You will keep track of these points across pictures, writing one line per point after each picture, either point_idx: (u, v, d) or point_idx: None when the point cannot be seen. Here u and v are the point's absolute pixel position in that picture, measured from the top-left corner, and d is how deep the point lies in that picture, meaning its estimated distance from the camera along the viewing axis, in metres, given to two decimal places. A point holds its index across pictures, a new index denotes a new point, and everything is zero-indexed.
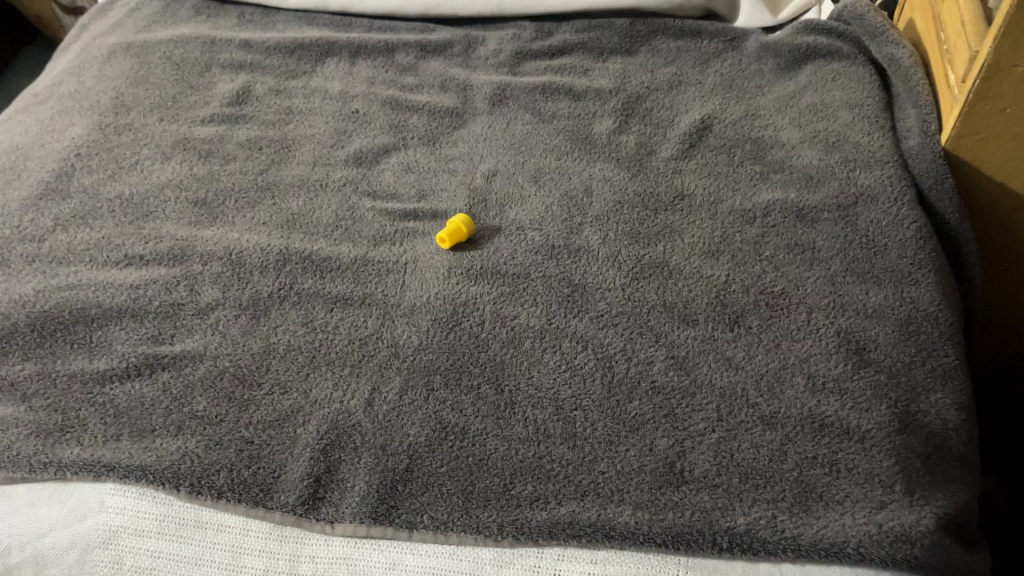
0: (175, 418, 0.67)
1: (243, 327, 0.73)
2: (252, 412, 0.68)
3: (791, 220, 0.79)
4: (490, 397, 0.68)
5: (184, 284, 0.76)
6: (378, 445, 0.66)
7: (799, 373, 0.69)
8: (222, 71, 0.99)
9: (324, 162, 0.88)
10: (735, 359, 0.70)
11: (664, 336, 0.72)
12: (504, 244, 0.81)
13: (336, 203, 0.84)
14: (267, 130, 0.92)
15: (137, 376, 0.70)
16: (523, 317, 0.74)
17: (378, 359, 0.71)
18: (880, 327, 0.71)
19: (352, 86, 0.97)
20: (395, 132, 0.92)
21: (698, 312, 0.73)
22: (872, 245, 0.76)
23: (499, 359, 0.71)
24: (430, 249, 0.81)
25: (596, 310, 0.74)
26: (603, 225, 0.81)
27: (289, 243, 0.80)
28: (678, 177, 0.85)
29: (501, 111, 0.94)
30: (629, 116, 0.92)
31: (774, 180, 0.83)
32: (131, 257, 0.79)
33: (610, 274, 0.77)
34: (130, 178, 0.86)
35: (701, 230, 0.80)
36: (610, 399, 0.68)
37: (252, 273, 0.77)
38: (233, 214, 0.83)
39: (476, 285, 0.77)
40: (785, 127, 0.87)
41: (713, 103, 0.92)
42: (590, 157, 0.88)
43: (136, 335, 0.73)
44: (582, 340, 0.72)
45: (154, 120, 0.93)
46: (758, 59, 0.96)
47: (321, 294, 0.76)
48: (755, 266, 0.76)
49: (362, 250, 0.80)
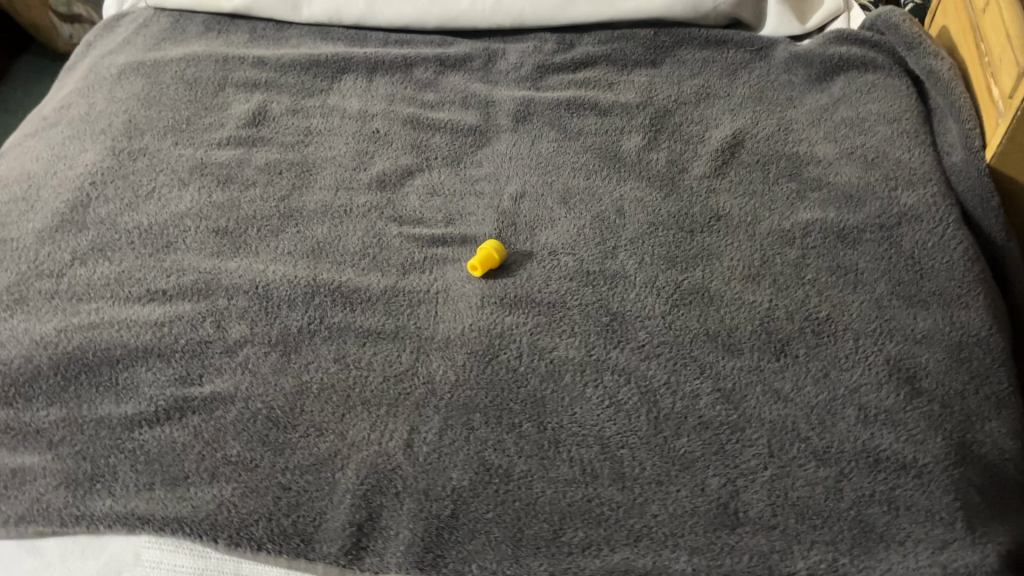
0: (208, 464, 0.65)
1: (273, 365, 0.71)
2: (288, 457, 0.66)
3: (831, 241, 0.77)
4: (533, 435, 0.66)
5: (210, 320, 0.74)
6: (420, 489, 0.63)
7: (851, 405, 0.67)
8: (236, 91, 0.96)
9: (347, 186, 0.86)
10: (783, 391, 0.68)
11: (708, 367, 0.70)
12: (537, 270, 0.78)
13: (362, 229, 0.82)
14: (286, 152, 0.89)
15: (167, 420, 0.68)
16: (562, 348, 0.72)
17: (415, 397, 0.69)
18: (931, 353, 0.69)
19: (371, 104, 0.94)
20: (417, 152, 0.90)
21: (743, 341, 0.71)
22: (918, 266, 0.74)
23: (540, 394, 0.69)
24: (461, 277, 0.78)
25: (637, 340, 0.72)
26: (638, 248, 0.79)
27: (316, 273, 0.78)
28: (713, 196, 0.83)
29: (526, 128, 0.92)
30: (658, 131, 0.89)
31: (812, 198, 0.81)
32: (153, 291, 0.76)
33: (648, 301, 0.75)
34: (148, 207, 0.84)
35: (739, 252, 0.78)
36: (657, 435, 0.66)
37: (280, 307, 0.75)
38: (256, 243, 0.81)
39: (511, 315, 0.75)
40: (820, 142, 0.85)
41: (744, 118, 0.89)
42: (620, 176, 0.86)
43: (164, 376, 0.70)
44: (624, 373, 0.70)
45: (169, 144, 0.90)
46: (788, 69, 0.93)
47: (352, 329, 0.73)
48: (798, 290, 0.74)
49: (392, 279, 0.78)
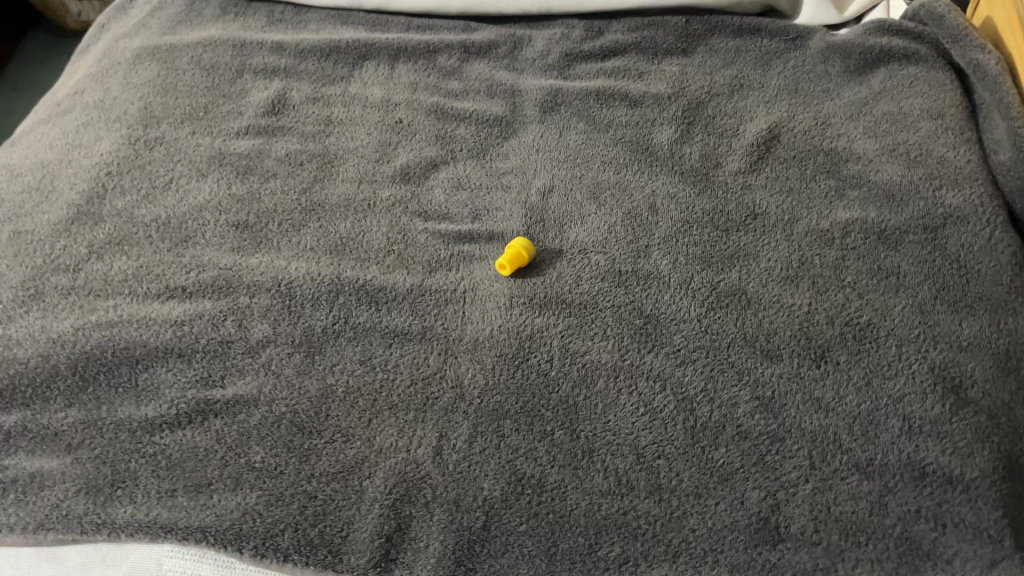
0: (232, 470, 0.64)
1: (297, 367, 0.69)
2: (315, 464, 0.64)
3: (872, 241, 0.75)
4: (566, 444, 0.64)
5: (232, 319, 0.72)
6: (451, 500, 0.62)
7: (894, 415, 0.65)
8: (254, 77, 0.93)
9: (371, 179, 0.83)
10: (824, 400, 0.66)
11: (747, 373, 0.68)
12: (567, 269, 0.76)
13: (386, 224, 0.80)
14: (307, 143, 0.87)
15: (189, 424, 0.66)
16: (594, 352, 0.70)
17: (444, 402, 0.67)
18: (977, 361, 0.66)
19: (394, 93, 0.92)
20: (441, 144, 0.87)
21: (782, 347, 0.69)
22: (963, 270, 0.71)
23: (573, 401, 0.67)
24: (489, 276, 0.76)
25: (672, 344, 0.70)
26: (671, 247, 0.76)
27: (340, 271, 0.75)
28: (748, 193, 0.80)
29: (554, 119, 0.89)
30: (691, 124, 0.86)
31: (852, 197, 0.78)
32: (172, 288, 0.74)
33: (683, 303, 0.72)
34: (166, 199, 0.81)
35: (776, 253, 0.75)
36: (694, 445, 0.64)
37: (303, 306, 0.73)
38: (278, 239, 0.78)
39: (541, 317, 0.72)
40: (859, 137, 0.82)
41: (779, 111, 0.86)
42: (652, 170, 0.83)
43: (184, 378, 0.68)
44: (659, 379, 0.68)
45: (187, 132, 0.87)
46: (824, 60, 0.90)
47: (378, 329, 0.71)
48: (837, 294, 0.72)
49: (417, 277, 0.75)
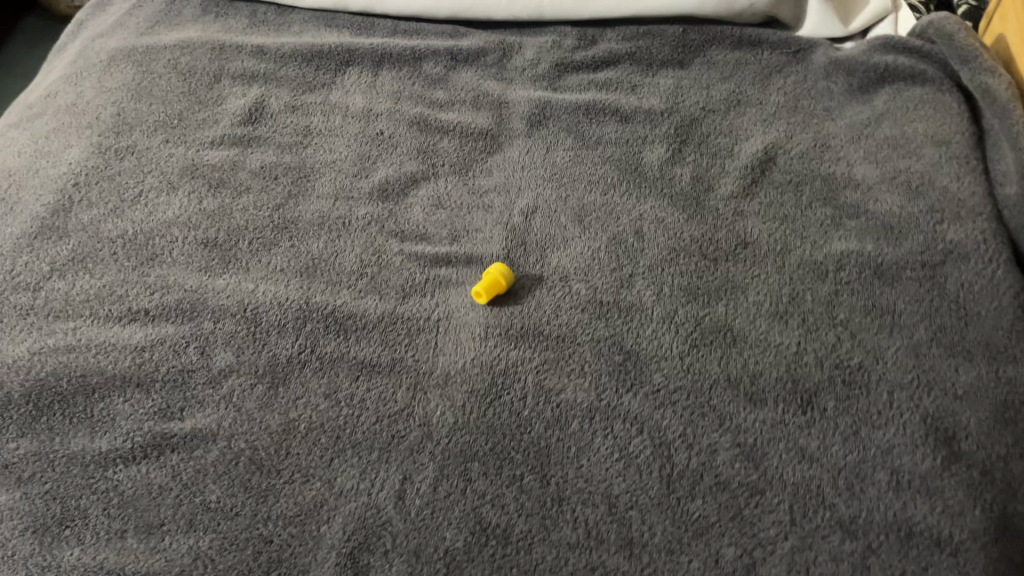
0: (186, 510, 0.61)
1: (260, 399, 0.66)
2: (272, 505, 0.61)
3: (867, 276, 0.71)
4: (535, 491, 0.62)
5: (195, 346, 0.69)
6: (411, 549, 0.59)
7: (882, 468, 0.61)
8: (232, 83, 0.89)
9: (347, 195, 0.80)
10: (809, 450, 0.63)
11: (728, 418, 0.64)
12: (547, 298, 0.73)
13: (360, 245, 0.76)
14: (283, 155, 0.83)
15: (144, 459, 0.64)
16: (570, 391, 0.67)
17: (410, 442, 0.64)
18: (972, 412, 0.63)
19: (376, 102, 0.88)
20: (423, 158, 0.83)
21: (767, 391, 0.66)
22: (962, 312, 0.67)
23: (545, 443, 0.64)
24: (465, 303, 0.73)
25: (651, 384, 0.66)
26: (656, 277, 0.73)
27: (309, 296, 0.72)
28: (740, 220, 0.76)
29: (541, 134, 0.85)
30: (683, 142, 0.83)
31: (849, 227, 0.74)
32: (135, 310, 0.71)
33: (665, 339, 0.69)
34: (133, 214, 0.78)
35: (766, 286, 0.72)
36: (669, 496, 0.61)
37: (269, 334, 0.70)
38: (247, 258, 0.75)
39: (516, 349, 0.69)
40: (859, 162, 0.78)
41: (777, 131, 0.83)
42: (640, 192, 0.79)
43: (142, 409, 0.66)
44: (636, 422, 0.65)
45: (159, 141, 0.84)
46: (827, 76, 0.86)
47: (345, 360, 0.68)
48: (829, 333, 0.68)
49: (390, 304, 0.72)
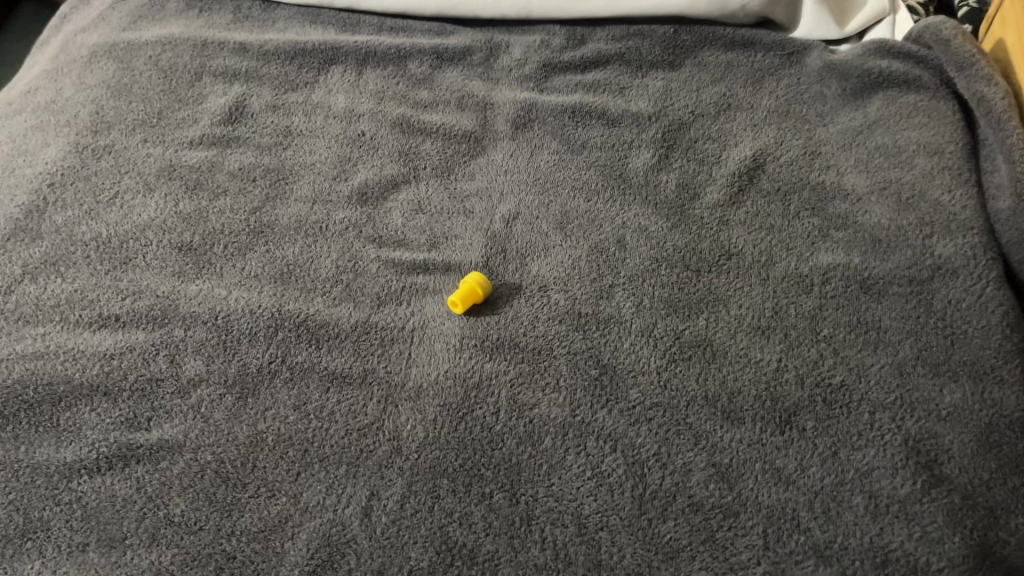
0: (148, 524, 0.60)
1: (228, 410, 0.65)
2: (236, 520, 0.60)
3: (853, 291, 0.69)
4: (504, 509, 0.60)
5: (164, 354, 0.68)
6: (375, 568, 0.58)
7: (860, 492, 0.60)
8: (213, 81, 0.88)
9: (325, 199, 0.79)
10: (785, 472, 0.61)
11: (704, 437, 0.63)
12: (525, 308, 0.71)
13: (336, 251, 0.75)
14: (262, 156, 0.82)
15: (108, 470, 0.63)
16: (543, 406, 0.65)
17: (379, 456, 0.63)
18: (955, 434, 0.61)
19: (358, 102, 0.87)
20: (404, 160, 0.82)
21: (745, 409, 0.64)
22: (949, 330, 0.65)
23: (516, 460, 0.63)
24: (441, 313, 0.71)
25: (627, 400, 0.65)
26: (637, 288, 0.71)
27: (282, 303, 0.71)
28: (725, 229, 0.75)
29: (526, 137, 0.84)
30: (670, 148, 0.81)
31: (836, 239, 0.72)
32: (105, 316, 0.70)
33: (643, 354, 0.67)
34: (108, 216, 0.77)
35: (749, 299, 0.70)
36: (641, 517, 0.60)
37: (240, 342, 0.69)
38: (221, 263, 0.74)
39: (491, 362, 0.68)
40: (849, 171, 0.76)
41: (766, 137, 0.81)
42: (624, 199, 0.78)
43: (108, 419, 0.65)
44: (610, 440, 0.63)
45: (138, 141, 0.83)
46: (821, 80, 0.84)
47: (316, 371, 0.67)
48: (811, 349, 0.67)
49: (364, 312, 0.71)
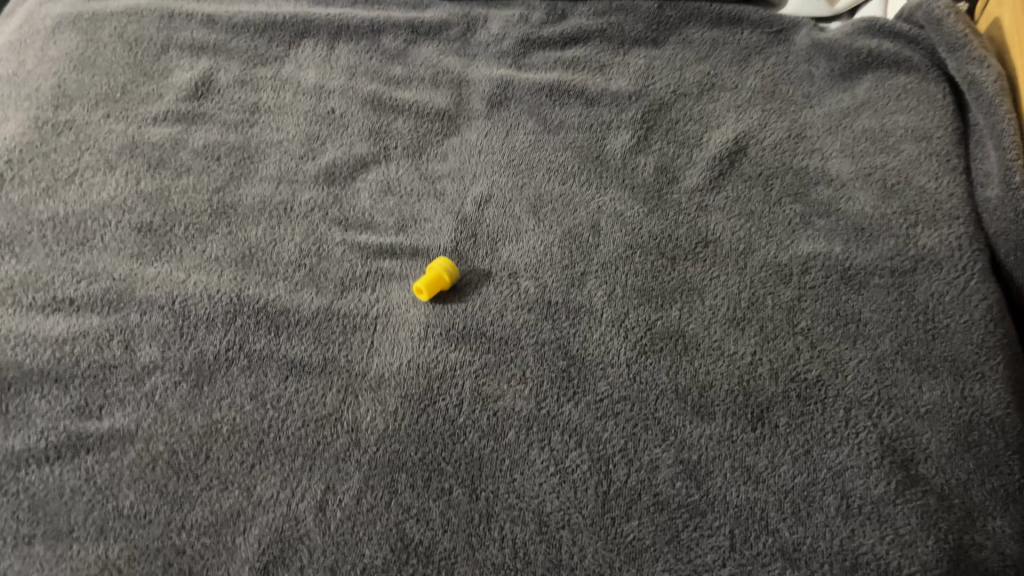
0: (97, 516, 0.58)
1: (183, 399, 0.63)
2: (187, 513, 0.58)
3: (833, 281, 0.67)
4: (464, 506, 0.58)
5: (119, 340, 0.66)
6: (328, 565, 0.56)
7: (832, 492, 0.58)
8: (179, 54, 0.86)
9: (291, 178, 0.76)
10: (755, 470, 0.59)
11: (673, 433, 0.61)
12: (493, 295, 0.69)
13: (300, 234, 0.72)
14: (227, 134, 0.79)
15: (57, 460, 0.61)
16: (508, 398, 0.63)
17: (336, 449, 0.61)
18: (933, 433, 0.59)
19: (329, 78, 0.84)
20: (375, 139, 0.79)
21: (716, 404, 0.62)
22: (930, 324, 0.63)
23: (477, 454, 0.61)
24: (406, 299, 0.69)
25: (595, 393, 0.63)
26: (609, 276, 0.69)
27: (242, 288, 0.69)
28: (703, 215, 0.72)
29: (501, 116, 0.81)
30: (650, 129, 0.78)
31: (817, 226, 0.70)
32: (59, 300, 0.68)
33: (613, 344, 0.65)
34: (66, 194, 0.75)
35: (725, 289, 0.67)
36: (604, 516, 0.58)
37: (197, 328, 0.67)
38: (181, 245, 0.72)
39: (456, 351, 0.66)
40: (834, 155, 0.73)
41: (750, 119, 0.78)
42: (600, 182, 0.75)
43: (59, 407, 0.63)
44: (575, 434, 0.61)
45: (99, 116, 0.80)
46: (808, 59, 0.81)
47: (275, 359, 0.65)
48: (787, 342, 0.64)
49: (327, 298, 0.69)
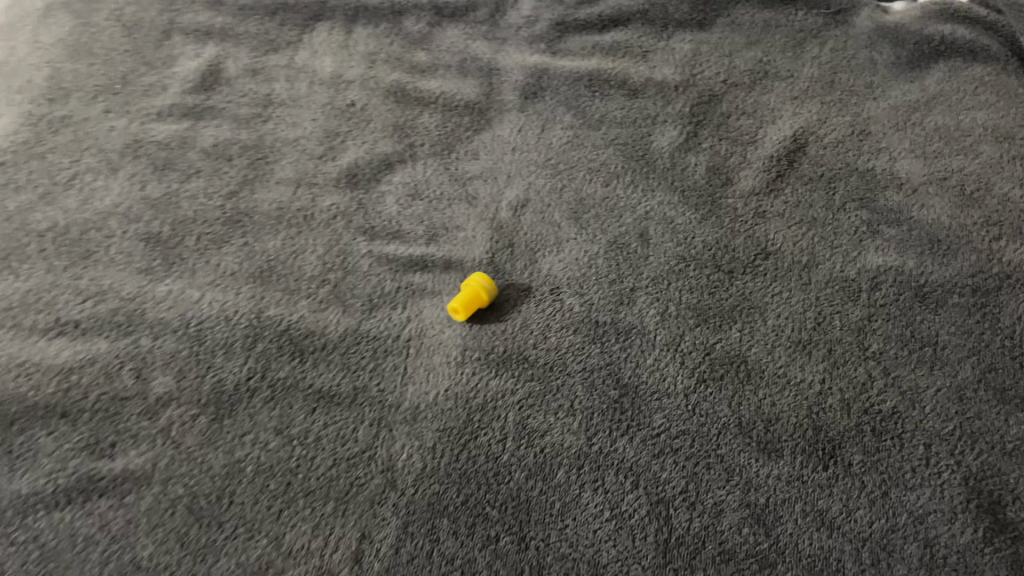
0: (112, 569, 0.52)
1: (202, 435, 0.58)
2: (209, 566, 0.53)
3: (907, 299, 0.61)
4: (512, 557, 0.53)
5: (130, 369, 0.60)
6: None
7: (915, 541, 0.52)
8: (184, 41, 0.80)
9: (310, 181, 0.70)
10: (828, 515, 0.54)
11: (737, 473, 0.56)
12: (534, 315, 0.63)
13: (323, 245, 0.67)
14: (239, 131, 0.74)
15: (67, 505, 0.55)
16: (556, 433, 0.58)
17: (371, 491, 0.56)
18: (1021, 473, 0.54)
19: (347, 66, 0.78)
20: (399, 136, 0.73)
21: (783, 441, 0.57)
22: (1015, 352, 0.59)
23: (525, 497, 0.55)
24: (440, 319, 0.63)
25: (650, 427, 0.58)
26: (661, 292, 0.63)
27: (261, 308, 0.63)
28: (762, 223, 0.66)
29: (535, 108, 0.75)
30: (700, 124, 0.72)
31: (888, 236, 0.64)
32: (63, 323, 0.62)
33: (670, 371, 0.60)
34: (66, 201, 0.69)
35: (788, 307, 0.62)
36: (666, 568, 0.52)
37: (214, 354, 0.61)
38: (193, 259, 0.66)
39: (497, 379, 0.60)
40: (903, 156, 0.68)
41: (808, 114, 0.72)
42: (648, 184, 0.69)
43: (67, 445, 0.57)
44: (631, 475, 0.56)
45: (99, 111, 0.74)
46: (871, 45, 0.76)
47: (300, 389, 0.60)
48: (858, 368, 0.59)
49: (354, 319, 0.63)
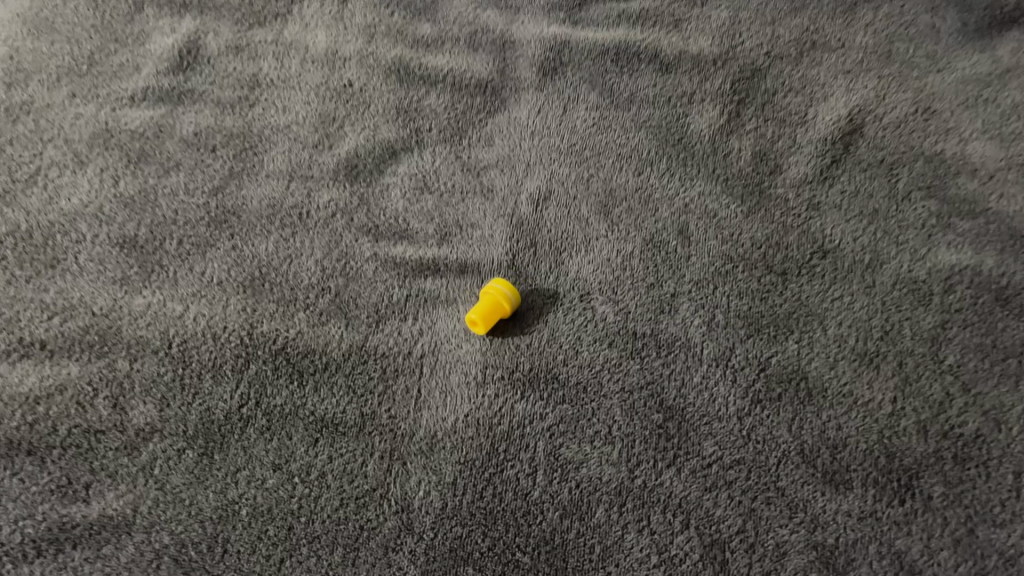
0: None
1: (189, 473, 0.49)
2: None
3: (987, 304, 0.54)
4: None
5: (105, 397, 0.52)
6: None
7: None
8: (157, 14, 0.74)
9: (304, 173, 0.63)
10: (910, 558, 0.45)
11: (802, 509, 0.47)
12: (563, 325, 0.56)
13: (322, 247, 0.60)
14: (223, 117, 0.67)
15: (37, 559, 0.45)
16: (592, 465, 0.50)
17: (385, 535, 0.47)
18: None
19: (342, 40, 0.72)
20: (401, 119, 0.67)
21: (853, 471, 0.48)
22: None
23: (560, 539, 0.47)
24: (457, 333, 0.56)
25: (700, 456, 0.50)
26: (706, 296, 0.56)
27: (253, 323, 0.56)
28: (816, 216, 0.59)
29: (555, 86, 0.69)
30: (742, 104, 0.66)
31: (960, 229, 0.57)
32: (26, 343, 0.54)
33: (720, 389, 0.52)
34: (27, 201, 0.61)
35: (851, 314, 0.55)
36: None
37: (200, 379, 0.53)
38: (175, 267, 0.58)
39: (524, 401, 0.53)
40: (974, 139, 0.61)
41: (863, 89, 0.66)
42: (685, 172, 0.63)
43: (34, 488, 0.48)
44: (680, 513, 0.48)
45: (64, 96, 0.67)
46: (932, 10, 0.71)
47: (301, 417, 0.52)
48: (933, 385, 0.51)
49: (359, 334, 0.56)
